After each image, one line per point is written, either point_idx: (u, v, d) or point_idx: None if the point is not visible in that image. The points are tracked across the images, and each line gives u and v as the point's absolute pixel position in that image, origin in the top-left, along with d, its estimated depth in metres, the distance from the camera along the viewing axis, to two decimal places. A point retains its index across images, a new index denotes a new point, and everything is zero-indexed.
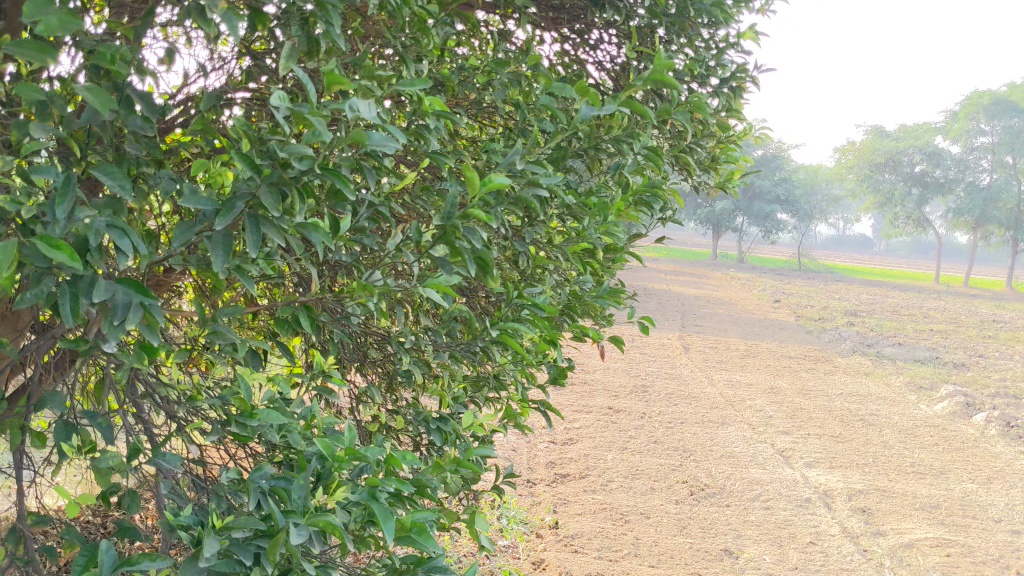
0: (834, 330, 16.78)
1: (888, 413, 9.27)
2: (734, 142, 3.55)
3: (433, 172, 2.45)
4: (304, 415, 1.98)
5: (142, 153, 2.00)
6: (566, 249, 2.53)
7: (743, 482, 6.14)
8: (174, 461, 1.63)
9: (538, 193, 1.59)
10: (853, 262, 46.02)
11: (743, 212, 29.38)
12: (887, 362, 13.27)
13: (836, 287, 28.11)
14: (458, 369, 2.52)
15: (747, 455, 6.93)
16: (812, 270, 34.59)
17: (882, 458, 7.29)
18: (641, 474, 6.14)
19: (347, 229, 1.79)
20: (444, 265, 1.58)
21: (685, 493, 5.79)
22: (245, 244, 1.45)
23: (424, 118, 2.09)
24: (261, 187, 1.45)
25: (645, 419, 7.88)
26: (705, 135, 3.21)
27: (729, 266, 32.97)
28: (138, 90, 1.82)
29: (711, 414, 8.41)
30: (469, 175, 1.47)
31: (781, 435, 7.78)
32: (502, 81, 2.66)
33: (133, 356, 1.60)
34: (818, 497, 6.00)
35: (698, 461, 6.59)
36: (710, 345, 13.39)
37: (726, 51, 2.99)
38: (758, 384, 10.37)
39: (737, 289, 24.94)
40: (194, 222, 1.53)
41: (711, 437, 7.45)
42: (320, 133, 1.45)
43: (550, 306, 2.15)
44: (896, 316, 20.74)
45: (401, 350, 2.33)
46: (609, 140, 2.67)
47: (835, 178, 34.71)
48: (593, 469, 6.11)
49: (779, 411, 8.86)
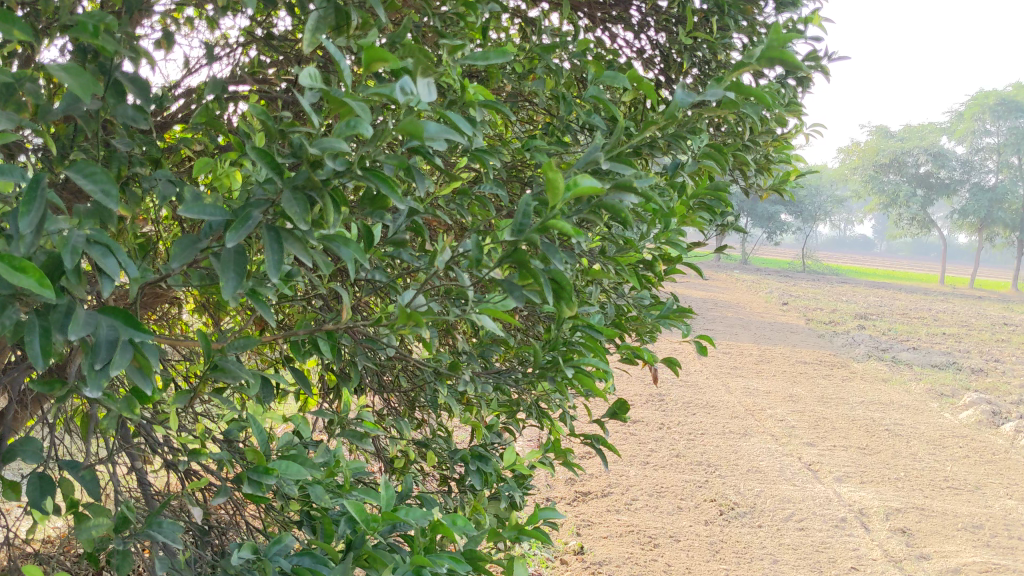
0: (846, 334, 16.46)
1: (913, 423, 8.95)
2: (788, 140, 3.24)
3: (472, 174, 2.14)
4: (326, 462, 1.66)
5: (136, 150, 1.68)
6: (620, 260, 2.22)
7: (774, 499, 5.83)
8: (173, 534, 1.29)
9: (634, 199, 1.25)
10: (857, 264, 45.73)
11: (748, 213, 29.07)
12: (904, 367, 12.97)
13: (842, 290, 27.80)
14: (498, 397, 2.20)
15: (775, 470, 6.61)
16: (817, 271, 34.30)
17: (914, 472, 6.98)
18: (666, 491, 5.82)
19: (382, 242, 1.47)
20: (511, 292, 1.25)
21: (714, 513, 5.48)
22: (264, 264, 1.13)
23: (467, 109, 1.79)
24: (282, 193, 1.13)
25: (664, 431, 7.56)
26: (763, 132, 2.89)
27: (733, 267, 32.64)
28: (126, 73, 1.49)
29: (731, 424, 8.10)
30: (551, 177, 1.14)
31: (807, 448, 7.46)
32: (546, 69, 2.34)
33: (122, 403, 1.28)
34: (855, 516, 5.69)
35: (725, 476, 6.27)
36: (722, 350, 13.07)
37: (792, 38, 2.63)
38: (776, 392, 10.06)
39: (743, 291, 24.64)
40: (197, 236, 1.21)
41: (735, 450, 7.13)
42: (361, 123, 1.12)
43: (615, 329, 1.83)
44: (907, 319, 20.42)
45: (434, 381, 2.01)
46: (666, 136, 2.36)
47: (840, 179, 34.41)
48: (616, 487, 5.80)
49: (801, 421, 8.55)
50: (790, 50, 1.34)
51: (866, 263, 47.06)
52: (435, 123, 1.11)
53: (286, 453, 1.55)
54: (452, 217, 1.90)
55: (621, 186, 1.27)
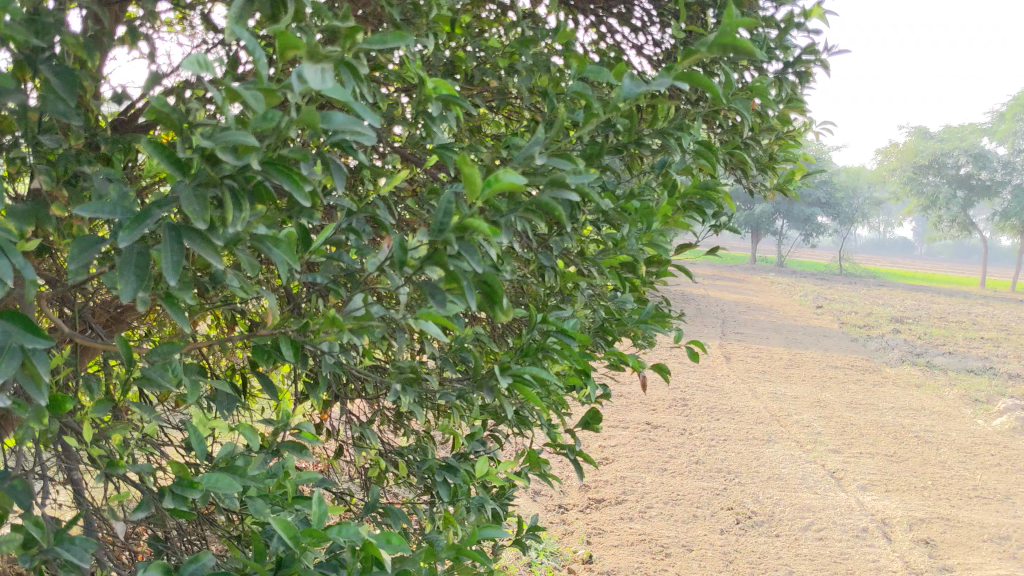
0: (880, 338, 16.17)
1: (944, 429, 8.73)
2: (793, 137, 3.12)
3: (443, 173, 2.06)
4: (273, 472, 1.59)
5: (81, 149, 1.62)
6: (602, 262, 2.15)
7: (793, 508, 5.68)
8: (83, 553, 1.24)
9: (568, 196, 1.17)
10: (895, 267, 45.05)
11: (783, 216, 28.72)
12: (938, 373, 12.69)
13: (879, 293, 27.36)
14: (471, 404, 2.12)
15: (797, 477, 6.46)
16: (854, 274, 33.82)
17: (942, 481, 6.79)
18: (682, 499, 5.70)
19: (318, 242, 1.39)
20: (434, 296, 1.16)
21: (730, 522, 5.35)
22: (160, 266, 1.05)
23: (427, 103, 1.71)
24: (180, 189, 1.05)
25: (686, 437, 7.43)
26: (763, 128, 2.79)
27: (768, 270, 32.29)
28: (53, 66, 1.39)
29: (755, 430, 7.95)
30: (467, 172, 1.05)
31: (831, 456, 7.29)
32: (527, 64, 2.26)
33: (31, 412, 1.21)
34: (876, 525, 5.53)
35: (744, 484, 6.13)
36: (751, 355, 12.89)
37: (789, 30, 2.52)
38: (804, 397, 9.88)
39: (777, 294, 24.33)
40: (99, 237, 1.14)
41: (757, 457, 6.99)
42: (268, 114, 1.04)
43: (583, 333, 1.74)
44: (944, 323, 20.02)
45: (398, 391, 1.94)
46: (652, 132, 2.28)
47: (878, 181, 33.91)
48: (631, 494, 5.69)
49: (828, 427, 8.37)
50: (743, 37, 1.24)
51: (905, 266, 46.35)
52: (341, 113, 1.03)
53: (224, 465, 1.49)
54: (414, 219, 1.84)
55: (556, 182, 1.18)
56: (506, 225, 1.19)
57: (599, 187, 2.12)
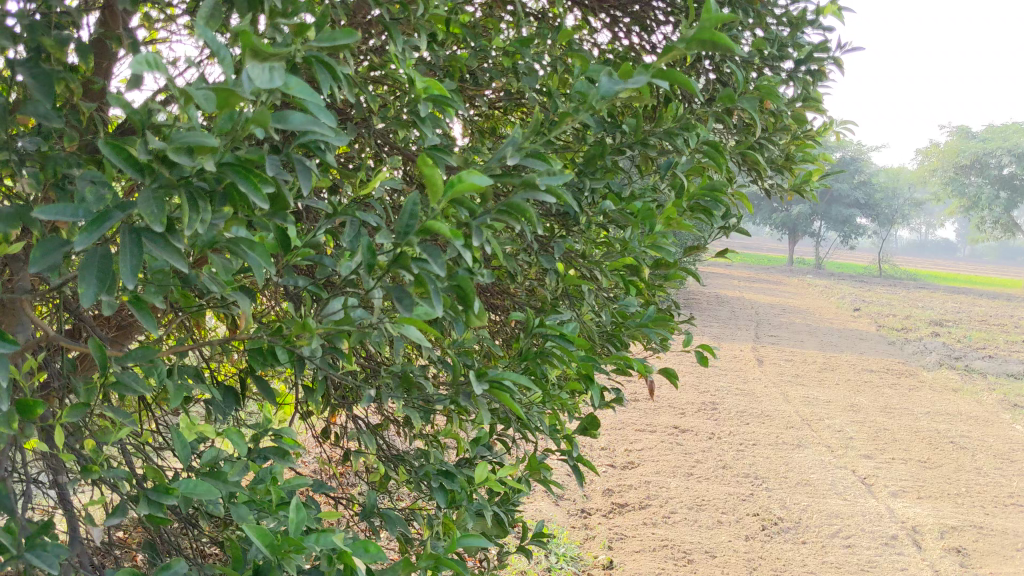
0: (919, 342, 15.91)
1: (981, 435, 8.56)
2: (811, 137, 3.06)
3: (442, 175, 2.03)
4: (260, 478, 1.57)
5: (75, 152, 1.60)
6: (607, 265, 2.12)
7: (821, 514, 5.58)
8: (52, 560, 1.22)
9: (539, 198, 1.14)
10: (936, 269, 44.34)
11: (820, 217, 28.38)
12: (977, 377, 12.45)
13: (919, 295, 26.93)
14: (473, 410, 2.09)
15: (826, 483, 6.35)
16: (893, 276, 33.34)
17: (977, 488, 6.64)
18: (707, 504, 5.62)
19: (297, 245, 1.37)
20: (400, 301, 1.12)
21: (756, 528, 5.27)
22: (118, 269, 1.04)
23: (418, 104, 1.69)
24: (139, 192, 1.04)
25: (714, 441, 7.35)
26: (778, 128, 2.73)
27: (805, 272, 31.91)
28: (32, 68, 1.40)
29: (785, 435, 7.84)
30: (428, 173, 1.02)
31: (863, 461, 7.17)
32: (530, 64, 2.22)
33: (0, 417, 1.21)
34: (906, 533, 5.42)
35: (771, 490, 6.04)
36: (785, 358, 12.73)
37: (801, 27, 2.46)
38: (837, 401, 9.73)
39: (813, 297, 24.03)
40: (63, 240, 1.12)
41: (786, 462, 6.89)
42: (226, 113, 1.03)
43: (578, 338, 1.70)
44: (985, 326, 19.65)
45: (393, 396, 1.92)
46: (658, 133, 2.24)
47: (917, 182, 33.42)
48: (655, 498, 5.62)
49: (861, 432, 8.23)
50: (724, 33, 1.20)
51: (946, 268, 45.63)
52: (297, 112, 1.02)
53: (207, 470, 1.47)
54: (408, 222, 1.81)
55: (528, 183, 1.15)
56: (477, 227, 1.16)
57: (602, 189, 2.08)
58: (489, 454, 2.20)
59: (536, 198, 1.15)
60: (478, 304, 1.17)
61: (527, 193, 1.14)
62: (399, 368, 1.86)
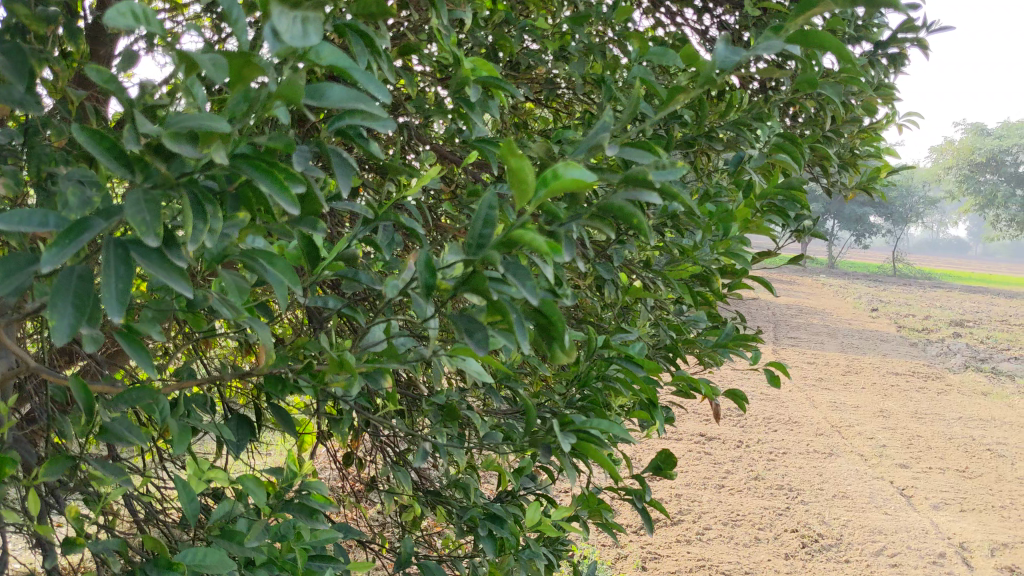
0: (942, 343, 15.62)
1: (1017, 442, 8.29)
2: (876, 131, 2.80)
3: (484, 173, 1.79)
4: (283, 535, 1.29)
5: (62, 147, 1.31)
6: (669, 273, 1.85)
7: (863, 530, 5.32)
8: None
9: (651, 197, 0.85)
10: (951, 268, 43.91)
11: (834, 216, 28.06)
12: (1005, 380, 12.16)
13: (936, 294, 26.58)
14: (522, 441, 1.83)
15: (864, 495, 6.08)
16: (909, 276, 32.99)
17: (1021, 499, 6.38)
18: (742, 519, 5.36)
19: (330, 255, 1.11)
20: (472, 335, 0.85)
21: (796, 546, 5.00)
22: (102, 295, 0.78)
23: (465, 86, 1.44)
24: (125, 194, 0.77)
25: (742, 450, 7.08)
26: (849, 121, 2.48)
27: (819, 271, 31.56)
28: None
29: (816, 443, 7.57)
30: (516, 169, 0.75)
31: (900, 471, 6.91)
32: (581, 47, 1.97)
33: None
34: (954, 550, 5.16)
35: (808, 503, 5.77)
36: (806, 360, 12.44)
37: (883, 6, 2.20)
38: (865, 406, 9.45)
39: (830, 297, 23.69)
40: (32, 257, 0.86)
41: (820, 472, 6.62)
42: (236, 88, 0.77)
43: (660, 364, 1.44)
44: (1008, 326, 19.34)
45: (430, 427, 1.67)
46: (724, 125, 1.98)
47: (932, 180, 33.08)
48: (688, 513, 5.36)
49: (894, 440, 7.96)
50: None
51: (961, 266, 45.21)
52: (335, 83, 0.76)
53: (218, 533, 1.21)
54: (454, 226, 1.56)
55: (633, 180, 0.87)
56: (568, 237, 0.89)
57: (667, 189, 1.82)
58: (535, 488, 1.94)
59: (647, 197, 0.86)
60: (568, 337, 0.90)
61: (637, 193, 0.85)
62: (440, 398, 1.61)
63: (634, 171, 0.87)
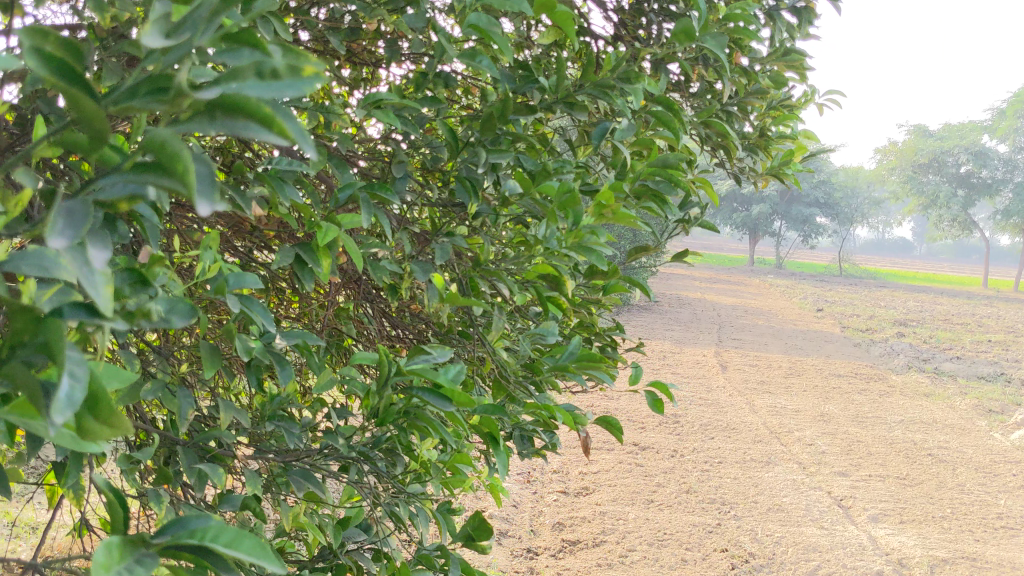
0: (885, 343, 15.47)
1: (959, 446, 8.09)
2: (790, 110, 2.45)
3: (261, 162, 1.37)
4: None
5: None
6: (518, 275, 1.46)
7: (797, 548, 4.98)
8: None
9: (279, 141, 0.46)
10: (895, 268, 44.37)
11: (779, 217, 28.09)
12: (947, 380, 12.05)
13: (880, 294, 26.67)
14: (330, 489, 1.45)
15: (800, 508, 5.75)
16: (854, 276, 33.17)
17: (963, 509, 6.13)
18: (669, 539, 4.99)
19: None
20: None
21: (725, 568, 4.65)
22: None
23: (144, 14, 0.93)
24: None
25: (675, 459, 6.75)
26: (752, 93, 2.12)
27: (765, 272, 31.55)
28: None
29: (754, 451, 7.27)
30: None
31: (838, 480, 6.61)
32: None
33: None
34: (893, 569, 4.84)
35: (741, 518, 5.43)
36: (748, 362, 12.20)
37: None
38: (805, 410, 9.21)
39: (775, 297, 23.61)
40: None
41: (756, 483, 6.30)
42: None
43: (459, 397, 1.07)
44: (948, 325, 19.39)
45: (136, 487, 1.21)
46: (588, 88, 1.60)
47: (878, 180, 33.21)
48: (611, 533, 4.98)
49: (834, 446, 7.70)
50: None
51: (906, 266, 45.61)
52: None
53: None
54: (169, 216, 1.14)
55: (232, 106, 0.48)
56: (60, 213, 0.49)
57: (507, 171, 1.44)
58: (368, 542, 1.56)
59: (268, 135, 0.47)
60: (78, 394, 0.48)
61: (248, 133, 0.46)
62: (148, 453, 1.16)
63: (233, 90, 0.47)
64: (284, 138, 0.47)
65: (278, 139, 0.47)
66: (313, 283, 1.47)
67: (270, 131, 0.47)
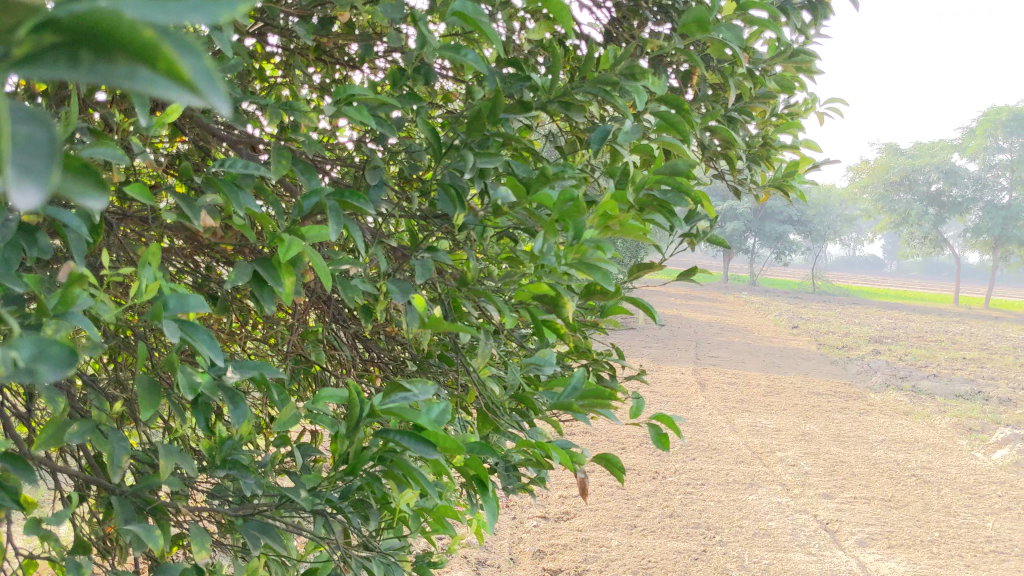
0: (862, 360, 15.41)
1: (942, 466, 7.97)
2: (792, 118, 2.29)
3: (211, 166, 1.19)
4: None
5: None
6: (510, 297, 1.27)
7: None
8: None
9: (203, 103, 0.29)
10: (867, 285, 44.59)
11: (754, 233, 28.11)
12: (925, 398, 11.97)
13: (855, 310, 26.71)
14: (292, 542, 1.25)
15: (786, 533, 5.58)
16: (827, 293, 33.26)
17: (950, 532, 6.00)
18: (654, 567, 4.81)
19: None
20: None
21: None
22: None
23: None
24: None
25: (657, 481, 6.58)
26: (757, 98, 1.96)
27: (740, 289, 31.54)
28: None
29: (736, 472, 7.11)
30: None
31: (823, 502, 6.46)
32: None
33: None
34: None
35: (726, 543, 5.26)
36: (727, 380, 12.07)
37: None
38: (786, 429, 9.07)
39: (750, 313, 23.54)
40: None
41: (739, 506, 6.14)
42: None
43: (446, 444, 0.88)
44: (923, 342, 19.40)
45: (54, 555, 1.01)
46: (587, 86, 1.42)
47: (851, 198, 33.37)
48: (593, 561, 4.79)
49: (816, 466, 7.56)
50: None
51: (879, 283, 45.84)
52: None
53: None
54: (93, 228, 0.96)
55: (105, 35, 0.30)
56: None
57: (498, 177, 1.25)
58: None
59: (170, 90, 0.30)
60: None
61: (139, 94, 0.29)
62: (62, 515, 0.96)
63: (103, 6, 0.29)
64: (187, 89, 0.30)
65: (183, 92, 0.30)
66: (274, 305, 1.27)
67: (165, 76, 0.30)
